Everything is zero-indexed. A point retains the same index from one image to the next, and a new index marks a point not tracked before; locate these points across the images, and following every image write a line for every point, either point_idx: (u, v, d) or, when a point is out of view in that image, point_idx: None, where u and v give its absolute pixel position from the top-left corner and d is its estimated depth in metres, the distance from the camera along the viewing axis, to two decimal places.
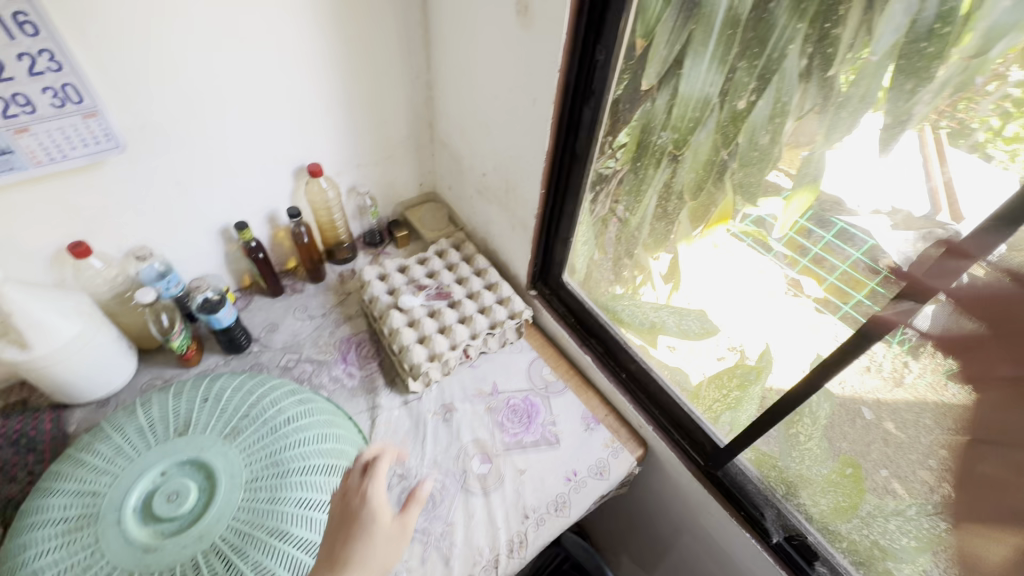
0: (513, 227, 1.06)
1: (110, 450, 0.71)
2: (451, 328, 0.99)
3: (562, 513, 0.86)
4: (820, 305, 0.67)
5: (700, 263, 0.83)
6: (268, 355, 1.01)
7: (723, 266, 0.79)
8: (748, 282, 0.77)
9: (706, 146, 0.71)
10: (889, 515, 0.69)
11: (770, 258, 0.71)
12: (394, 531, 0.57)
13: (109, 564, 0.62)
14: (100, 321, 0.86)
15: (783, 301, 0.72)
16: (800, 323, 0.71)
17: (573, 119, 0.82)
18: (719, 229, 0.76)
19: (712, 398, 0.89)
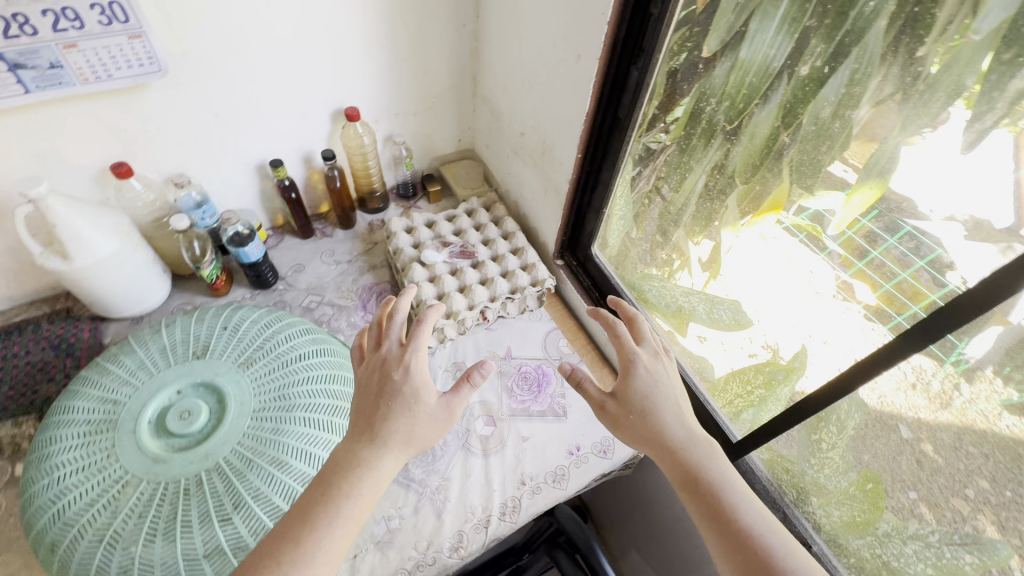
0: (545, 191, 1.02)
1: (133, 363, 0.74)
2: (470, 288, 0.98)
3: (559, 485, 0.85)
4: (869, 313, 0.61)
5: (745, 253, 0.77)
6: (291, 294, 1.03)
7: (768, 259, 0.73)
8: (791, 279, 0.71)
9: (766, 125, 0.65)
10: (908, 538, 0.67)
11: (823, 257, 0.66)
12: (439, 412, 0.57)
13: (122, 468, 0.66)
14: (137, 242, 0.90)
15: (830, 305, 0.67)
16: (844, 328, 0.66)
17: (618, 80, 0.77)
18: (769, 219, 0.70)
19: (735, 392, 0.87)
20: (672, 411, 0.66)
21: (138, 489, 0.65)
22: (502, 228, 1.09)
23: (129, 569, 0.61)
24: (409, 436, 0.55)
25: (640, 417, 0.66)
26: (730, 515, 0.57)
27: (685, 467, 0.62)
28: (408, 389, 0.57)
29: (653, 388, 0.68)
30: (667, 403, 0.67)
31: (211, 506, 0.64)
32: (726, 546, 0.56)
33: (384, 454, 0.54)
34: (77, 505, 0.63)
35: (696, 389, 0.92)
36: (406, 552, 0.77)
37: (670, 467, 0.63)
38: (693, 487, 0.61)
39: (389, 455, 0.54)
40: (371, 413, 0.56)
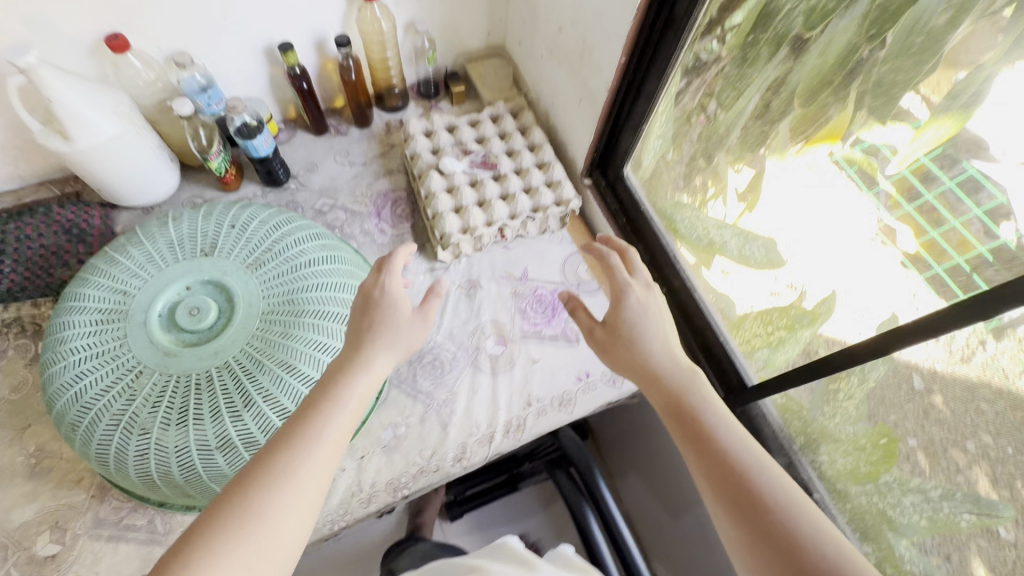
0: (580, 100, 0.92)
1: (141, 255, 0.72)
2: (489, 202, 0.92)
3: (565, 409, 0.85)
4: (907, 261, 0.56)
5: (785, 186, 0.70)
6: (304, 195, 0.99)
7: (813, 197, 0.66)
8: (831, 220, 0.65)
9: (845, 35, 0.56)
10: (909, 491, 0.64)
11: (869, 197, 0.59)
12: (416, 319, 0.60)
13: (134, 358, 0.66)
14: (140, 125, 0.84)
15: (868, 251, 0.61)
16: (876, 277, 0.60)
17: None
18: (823, 149, 0.63)
19: (754, 332, 0.80)
20: (660, 343, 0.65)
21: (151, 380, 0.65)
22: (529, 138, 1.00)
23: (147, 453, 0.64)
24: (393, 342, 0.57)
25: (628, 346, 0.65)
26: (711, 436, 0.55)
27: (668, 394, 0.60)
28: (387, 309, 0.58)
29: (641, 319, 0.67)
30: (655, 336, 0.66)
31: (222, 402, 0.66)
32: (704, 469, 0.53)
33: (376, 354, 0.56)
34: (93, 391, 0.65)
35: (717, 326, 0.84)
36: (411, 458, 0.80)
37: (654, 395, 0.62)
38: (676, 413, 0.59)
39: (379, 354, 0.56)
40: (356, 329, 0.58)
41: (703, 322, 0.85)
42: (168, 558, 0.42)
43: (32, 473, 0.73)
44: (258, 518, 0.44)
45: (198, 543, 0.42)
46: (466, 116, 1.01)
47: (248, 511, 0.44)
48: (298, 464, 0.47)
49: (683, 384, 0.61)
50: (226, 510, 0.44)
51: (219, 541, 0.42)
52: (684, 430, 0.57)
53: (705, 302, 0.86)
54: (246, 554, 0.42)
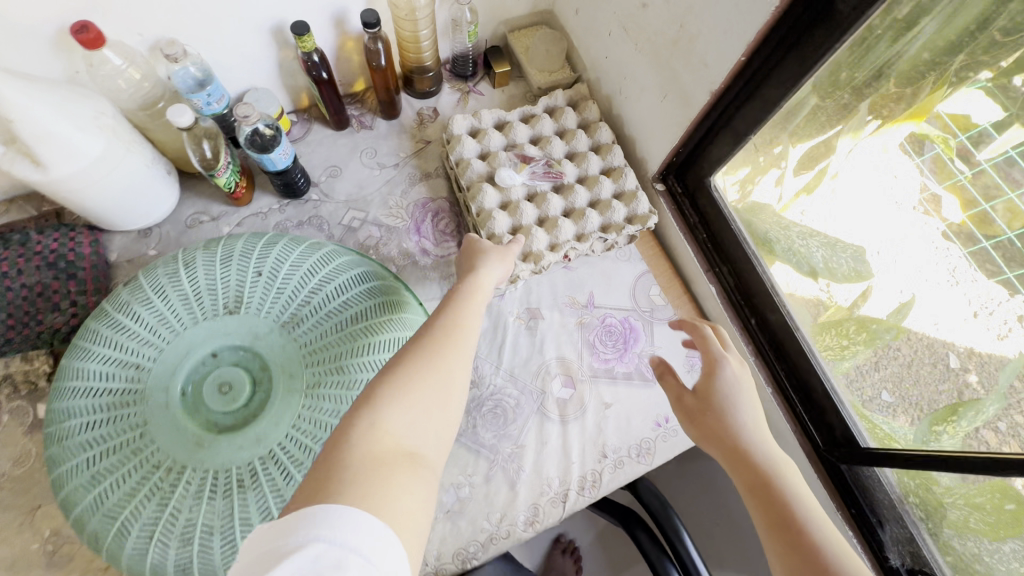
0: (663, 96, 0.75)
1: (151, 315, 0.59)
2: (554, 221, 0.78)
3: (644, 460, 0.77)
4: (949, 231, 0.63)
5: (857, 165, 0.69)
6: (329, 208, 0.84)
7: (873, 176, 0.68)
8: (892, 199, 0.67)
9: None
10: (1010, 539, 0.60)
11: (915, 162, 0.64)
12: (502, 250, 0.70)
13: (160, 451, 0.55)
14: (127, 137, 0.68)
15: (906, 219, 0.67)
16: (923, 255, 0.66)
17: None
18: (904, 127, 0.63)
19: (824, 344, 0.76)
20: (754, 420, 0.57)
21: (184, 477, 0.55)
22: (593, 136, 0.85)
23: (188, 567, 0.53)
24: (497, 254, 0.69)
25: (717, 416, 0.58)
26: (804, 530, 0.48)
27: (757, 475, 0.53)
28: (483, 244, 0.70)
29: (734, 391, 0.58)
30: (750, 413, 0.57)
31: (270, 502, 0.55)
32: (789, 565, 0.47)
33: (492, 267, 0.67)
34: (116, 494, 0.54)
35: (822, 371, 0.74)
36: (479, 523, 0.71)
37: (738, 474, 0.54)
38: (763, 496, 0.51)
39: (492, 264, 0.67)
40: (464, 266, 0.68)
41: (804, 364, 0.75)
42: (369, 393, 0.50)
43: (52, 562, 0.64)
44: (435, 358, 0.54)
45: (396, 373, 0.51)
46: (517, 109, 0.85)
47: (431, 348, 0.55)
48: (457, 324, 0.58)
49: (777, 468, 0.53)
50: (412, 347, 0.55)
51: (413, 374, 0.52)
52: (769, 515, 0.50)
53: (809, 345, 0.75)
54: (430, 391, 0.51)
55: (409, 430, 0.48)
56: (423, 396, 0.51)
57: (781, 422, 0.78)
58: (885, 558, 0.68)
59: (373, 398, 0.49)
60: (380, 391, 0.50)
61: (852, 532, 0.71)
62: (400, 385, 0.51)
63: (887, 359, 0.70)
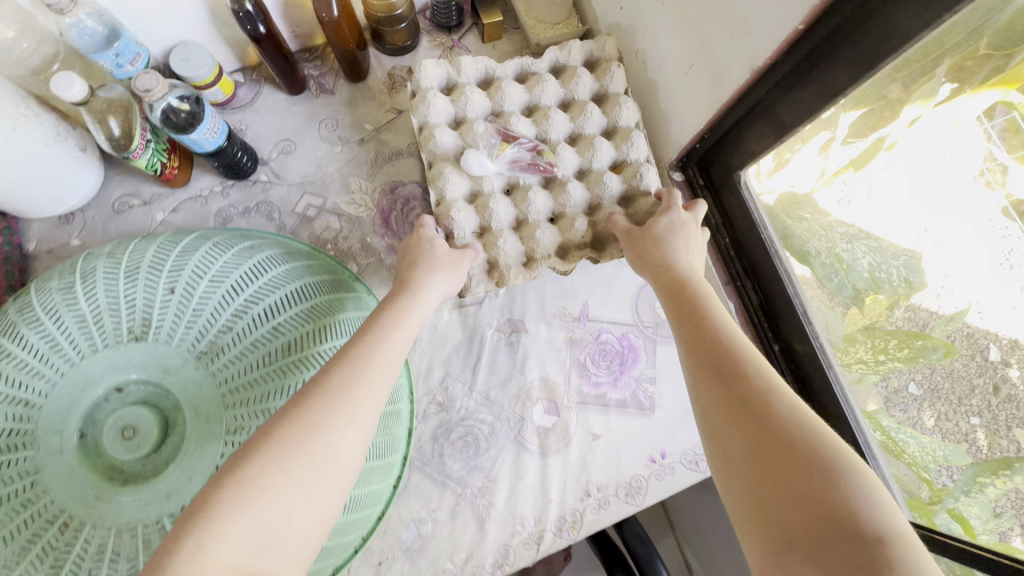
0: (688, 66, 0.59)
1: (42, 342, 0.49)
2: (532, 229, 0.64)
3: (633, 500, 0.67)
4: (1011, 208, 0.50)
5: (916, 139, 0.54)
6: (280, 192, 0.71)
7: (936, 150, 0.53)
8: (952, 181, 0.53)
9: None
10: None
11: (982, 126, 0.50)
12: (451, 256, 0.59)
13: (56, 505, 0.47)
14: (14, 112, 0.55)
15: (958, 191, 0.53)
16: (975, 242, 0.53)
17: None
18: (985, 95, 0.48)
19: (854, 356, 0.63)
20: (688, 256, 0.58)
21: (83, 536, 0.47)
22: (609, 114, 0.68)
23: None
24: (442, 268, 0.58)
25: (660, 236, 0.59)
26: (720, 335, 0.48)
27: (676, 284, 0.55)
28: (432, 249, 0.59)
29: (674, 231, 0.59)
30: (686, 248, 0.58)
31: None
32: (693, 345, 0.49)
33: (435, 283, 0.57)
34: None
35: (855, 419, 0.61)
36: (440, 564, 0.64)
37: (662, 280, 0.56)
38: (681, 304, 0.53)
39: (437, 278, 0.57)
40: (404, 274, 0.58)
41: (834, 408, 0.63)
42: (220, 476, 0.40)
43: None
44: (313, 435, 0.42)
45: (252, 461, 0.40)
46: (515, 63, 0.70)
47: (307, 425, 0.42)
48: (351, 383, 0.46)
49: (695, 280, 0.55)
50: (292, 411, 0.43)
51: (280, 450, 0.41)
52: (683, 311, 0.52)
53: (844, 388, 0.62)
54: (299, 487, 0.40)
55: (258, 542, 0.38)
56: (285, 490, 0.40)
57: None
58: None
59: (214, 498, 0.38)
60: (222, 492, 0.38)
61: None
62: (248, 480, 0.39)
63: (931, 382, 0.58)
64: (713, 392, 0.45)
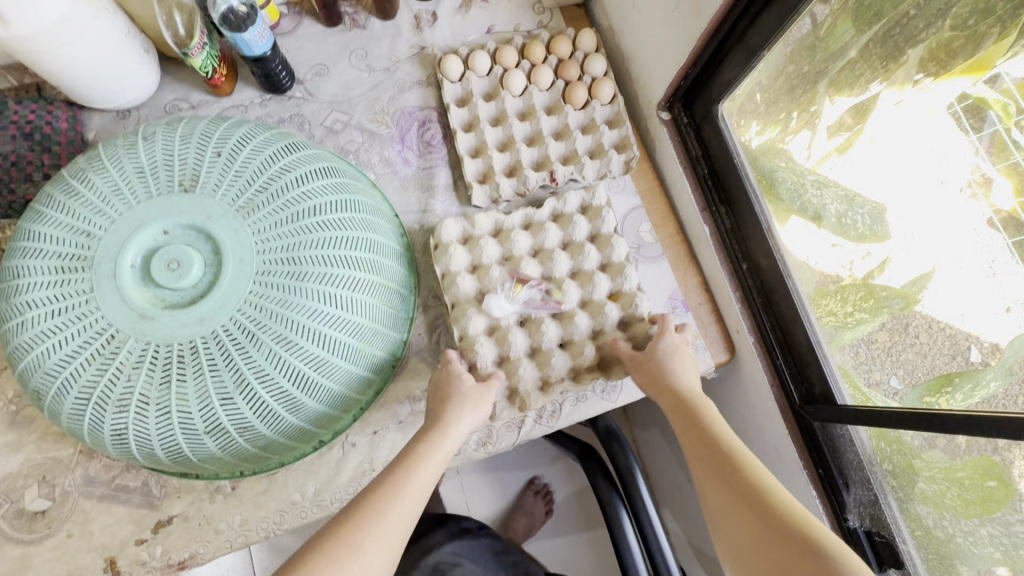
0: (676, 5, 0.68)
1: (106, 185, 0.58)
2: (547, 357, 0.71)
3: (608, 397, 0.74)
4: (996, 219, 0.52)
5: (904, 119, 0.59)
6: (311, 108, 0.80)
7: (921, 137, 0.57)
8: (934, 182, 0.57)
9: None
10: (987, 520, 0.55)
11: (970, 140, 0.53)
12: (475, 393, 0.65)
13: (104, 320, 0.55)
14: (98, 4, 0.65)
15: (948, 202, 0.56)
16: (958, 242, 0.55)
17: None
18: (957, 83, 0.53)
19: (827, 310, 0.68)
20: (688, 376, 0.66)
21: (125, 347, 0.54)
22: (604, 250, 0.76)
23: (124, 432, 0.55)
24: (470, 404, 0.63)
25: (663, 361, 0.66)
26: (731, 457, 0.58)
27: (680, 401, 0.64)
28: (461, 383, 0.65)
29: (673, 355, 0.67)
30: (685, 367, 0.67)
31: (210, 384, 0.55)
32: (712, 470, 0.58)
33: (464, 415, 0.63)
34: (57, 355, 0.54)
35: (809, 322, 0.68)
36: None
37: (666, 398, 0.65)
38: (689, 424, 0.62)
39: (465, 412, 0.63)
40: (438, 403, 0.64)
41: (791, 315, 0.69)
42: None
43: (14, 423, 0.66)
44: (352, 554, 0.51)
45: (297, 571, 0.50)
46: (520, 212, 0.77)
47: (346, 545, 0.51)
48: (389, 504, 0.55)
49: (699, 399, 0.64)
50: (338, 531, 0.53)
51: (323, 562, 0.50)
52: (689, 426, 0.62)
53: (802, 298, 0.69)
54: None
55: None
56: None
57: (760, 376, 0.74)
58: (844, 518, 0.67)
59: None
60: None
61: (816, 487, 0.69)
62: None
63: (896, 327, 0.61)
64: (740, 519, 0.54)
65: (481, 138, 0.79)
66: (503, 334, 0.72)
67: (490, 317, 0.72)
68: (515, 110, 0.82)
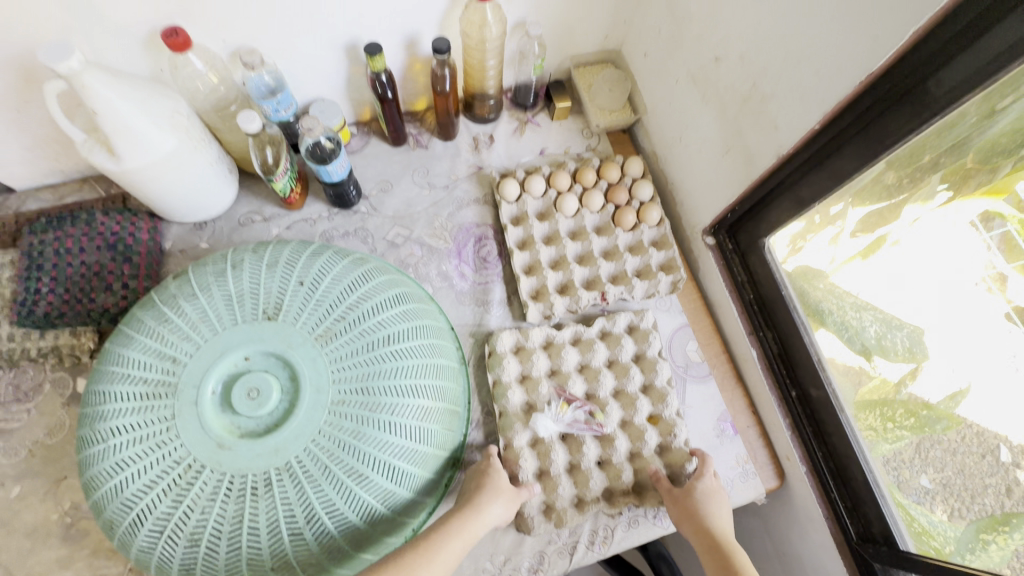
0: (725, 150, 0.74)
1: (194, 312, 0.61)
2: (585, 476, 0.72)
3: (660, 523, 0.73)
4: (1013, 313, 0.55)
5: (924, 232, 0.63)
6: (375, 222, 0.85)
7: (939, 246, 0.61)
8: (958, 292, 0.60)
9: None
10: None
11: (983, 239, 0.57)
12: (512, 492, 0.66)
13: (182, 448, 0.56)
14: (198, 138, 0.71)
15: (967, 293, 0.59)
16: (986, 354, 0.58)
17: (969, 31, 0.44)
18: (976, 202, 0.57)
19: (866, 423, 0.69)
20: (724, 519, 0.66)
21: (202, 477, 0.55)
22: (647, 372, 0.78)
23: (191, 563, 0.55)
24: (504, 495, 0.65)
25: (699, 500, 0.67)
26: None
27: (713, 543, 0.63)
28: (499, 477, 0.67)
29: (710, 496, 0.67)
30: (723, 513, 0.67)
31: (281, 517, 0.55)
32: None
33: (495, 501, 0.64)
34: (134, 485, 0.55)
35: (865, 460, 0.68)
36: (481, 562, 0.69)
37: (700, 539, 0.64)
38: (722, 568, 0.62)
39: (498, 499, 0.64)
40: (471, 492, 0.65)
41: (845, 450, 0.70)
42: None
43: (67, 536, 0.66)
44: None
45: None
46: (570, 329, 0.80)
47: None
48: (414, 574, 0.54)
49: (731, 543, 0.64)
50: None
51: None
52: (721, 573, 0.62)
53: (856, 435, 0.70)
54: None
55: None
56: None
57: (814, 506, 0.73)
58: None
59: None
60: None
61: None
62: None
63: (955, 472, 0.62)
64: None
65: (536, 256, 0.84)
66: (544, 450, 0.73)
67: (533, 432, 0.74)
68: (566, 229, 0.86)
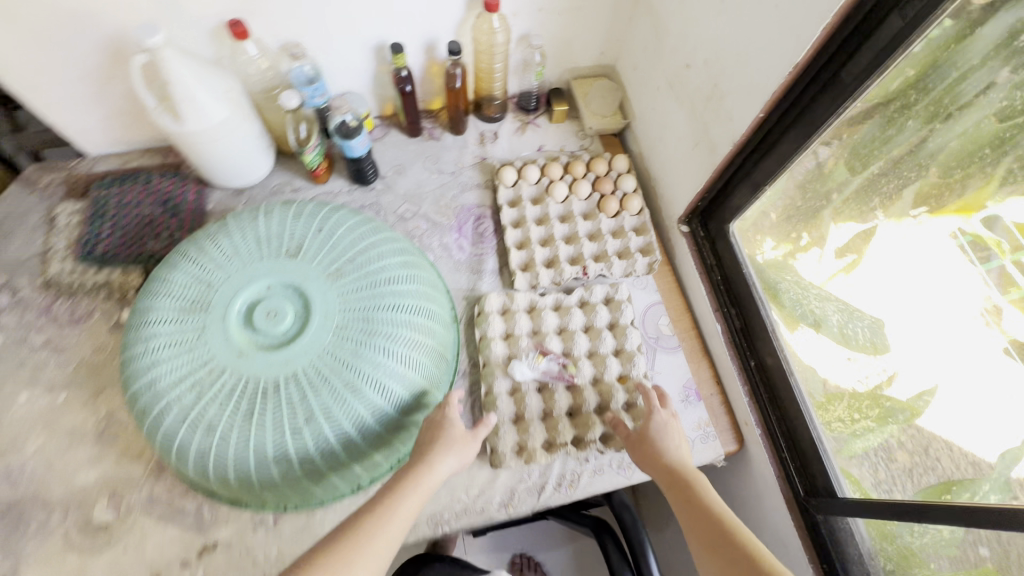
0: (694, 144, 0.85)
1: (229, 247, 0.73)
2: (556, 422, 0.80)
3: (623, 472, 0.79)
4: (1011, 348, 0.57)
5: (899, 246, 0.68)
6: (388, 198, 0.97)
7: (918, 259, 0.66)
8: (943, 313, 0.64)
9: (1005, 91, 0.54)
10: None
11: (979, 271, 0.60)
12: (466, 439, 0.70)
13: (208, 353, 0.66)
14: (246, 114, 0.84)
15: (965, 324, 0.61)
16: (966, 371, 0.61)
17: (863, 28, 0.54)
18: (951, 220, 0.62)
19: (835, 415, 0.75)
20: (679, 448, 0.70)
21: (222, 377, 0.65)
22: (619, 339, 0.87)
23: (207, 450, 0.65)
24: (456, 448, 0.68)
25: (654, 437, 0.71)
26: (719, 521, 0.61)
27: (671, 474, 0.68)
28: (452, 430, 0.69)
29: (665, 430, 0.71)
30: (677, 442, 0.71)
31: (285, 416, 0.64)
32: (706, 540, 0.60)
33: (449, 455, 0.67)
34: (166, 380, 0.65)
35: (811, 420, 0.75)
36: (457, 493, 0.76)
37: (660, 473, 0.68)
38: (681, 491, 0.66)
39: (450, 454, 0.67)
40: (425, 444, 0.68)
41: (794, 412, 0.77)
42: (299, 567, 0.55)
43: (101, 439, 0.76)
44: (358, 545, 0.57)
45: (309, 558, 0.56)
46: (552, 297, 0.89)
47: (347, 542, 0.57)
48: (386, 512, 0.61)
49: (686, 469, 0.68)
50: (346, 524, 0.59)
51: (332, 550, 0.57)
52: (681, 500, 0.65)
53: (804, 397, 0.77)
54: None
55: None
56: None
57: (767, 466, 0.79)
58: None
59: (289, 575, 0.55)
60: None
61: None
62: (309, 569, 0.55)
63: (902, 440, 0.68)
64: None
65: (526, 234, 0.94)
66: (521, 398, 0.82)
67: (512, 380, 0.83)
68: (556, 213, 0.97)
